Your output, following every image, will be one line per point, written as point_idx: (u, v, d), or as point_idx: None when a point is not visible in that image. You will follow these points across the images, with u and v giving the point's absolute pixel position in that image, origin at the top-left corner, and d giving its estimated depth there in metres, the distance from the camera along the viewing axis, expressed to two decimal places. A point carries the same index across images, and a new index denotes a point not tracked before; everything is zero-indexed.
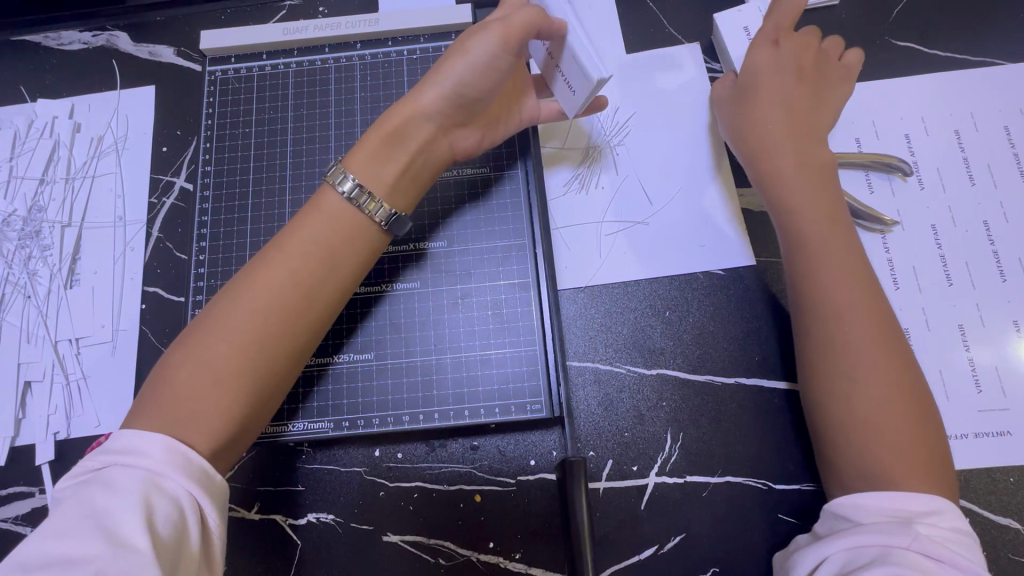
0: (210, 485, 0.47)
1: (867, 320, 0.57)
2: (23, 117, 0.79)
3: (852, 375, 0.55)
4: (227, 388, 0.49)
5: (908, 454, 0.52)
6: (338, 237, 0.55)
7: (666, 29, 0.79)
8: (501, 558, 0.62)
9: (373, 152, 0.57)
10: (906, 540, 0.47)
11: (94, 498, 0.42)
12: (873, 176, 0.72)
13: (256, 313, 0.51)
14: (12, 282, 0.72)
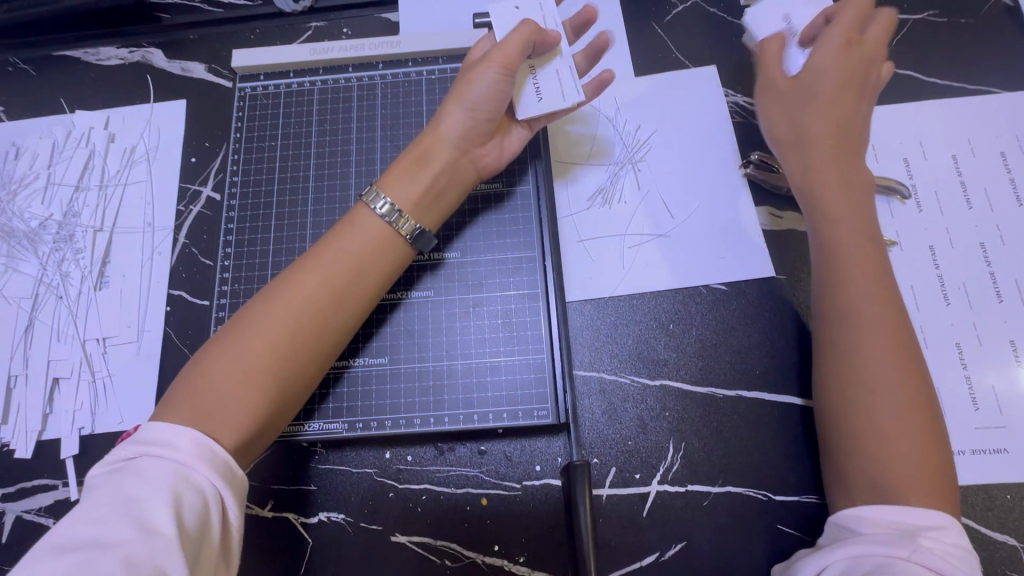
0: (233, 478, 0.49)
1: (888, 341, 0.58)
2: (61, 128, 0.83)
3: (867, 393, 0.57)
4: (256, 384, 0.52)
5: (916, 472, 0.53)
6: (369, 251, 0.59)
7: (674, 55, 0.83)
8: (506, 561, 0.64)
9: (407, 175, 0.61)
10: (906, 551, 0.48)
11: (125, 487, 0.44)
12: (872, 198, 0.74)
13: (290, 316, 0.54)
14: (45, 282, 0.76)
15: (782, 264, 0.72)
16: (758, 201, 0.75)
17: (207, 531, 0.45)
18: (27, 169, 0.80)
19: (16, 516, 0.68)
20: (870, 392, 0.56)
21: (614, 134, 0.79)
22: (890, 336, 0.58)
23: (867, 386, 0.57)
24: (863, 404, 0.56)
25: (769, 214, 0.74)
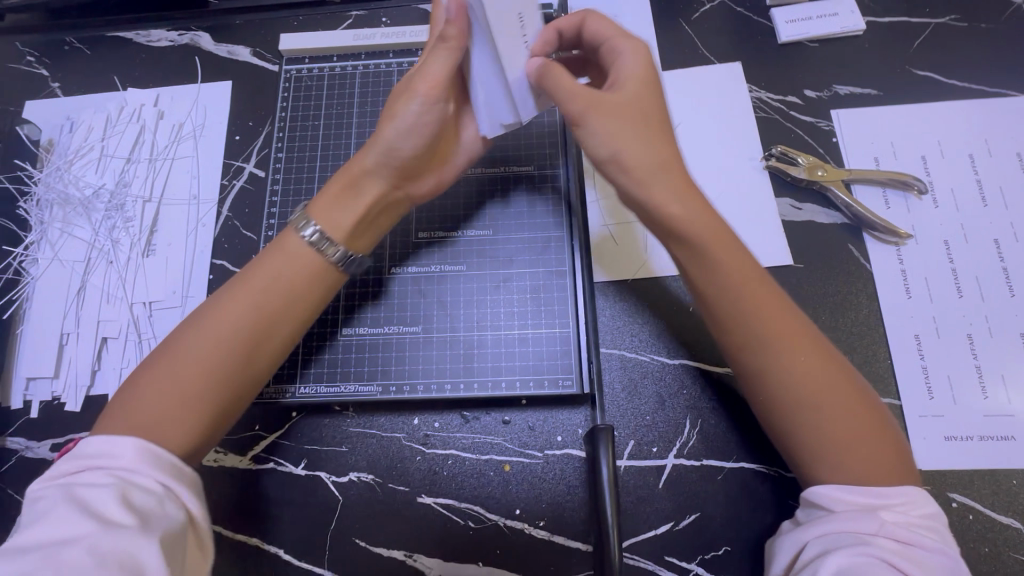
0: (182, 475, 0.52)
1: (807, 346, 0.56)
2: (115, 104, 0.87)
3: (808, 399, 0.55)
4: (189, 399, 0.54)
5: (869, 461, 0.53)
6: (304, 277, 0.61)
7: (700, 51, 0.86)
8: (526, 525, 0.67)
9: (331, 204, 0.62)
10: (873, 527, 0.50)
11: (75, 494, 0.46)
12: (889, 193, 0.77)
13: (192, 337, 0.56)
14: (97, 248, 0.80)
15: (800, 253, 0.75)
16: (778, 192, 0.78)
17: (172, 519, 0.48)
18: (82, 142, 0.85)
19: None
20: (805, 396, 0.55)
21: None
22: (808, 339, 0.57)
23: (805, 392, 0.55)
24: (808, 407, 0.55)
25: (788, 205, 0.77)
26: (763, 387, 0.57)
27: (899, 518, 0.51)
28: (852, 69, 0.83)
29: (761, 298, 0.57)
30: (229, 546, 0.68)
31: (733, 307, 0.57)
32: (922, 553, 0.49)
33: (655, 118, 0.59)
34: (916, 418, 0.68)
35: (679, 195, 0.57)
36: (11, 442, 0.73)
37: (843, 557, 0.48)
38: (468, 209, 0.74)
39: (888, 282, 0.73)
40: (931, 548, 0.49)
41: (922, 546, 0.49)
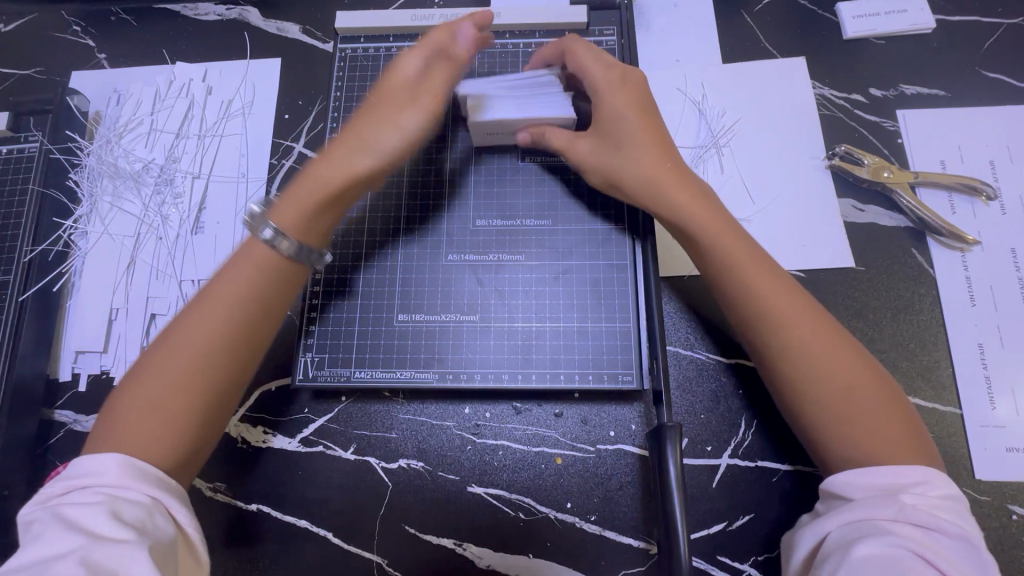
0: (170, 486, 0.52)
1: (818, 325, 0.57)
2: (163, 77, 0.86)
3: (820, 379, 0.55)
4: (172, 409, 0.54)
5: (886, 437, 0.53)
6: (268, 280, 0.60)
7: (763, 44, 0.84)
8: (578, 519, 0.67)
9: (299, 211, 0.61)
10: (893, 512, 0.48)
11: (65, 512, 0.47)
12: (955, 198, 0.75)
13: (167, 348, 0.56)
14: (147, 224, 0.79)
15: (862, 255, 0.74)
16: (841, 193, 0.76)
17: (161, 531, 0.49)
18: (132, 115, 0.84)
19: None
20: (817, 376, 0.55)
21: (702, 118, 0.80)
22: (819, 318, 0.58)
23: (818, 370, 0.55)
24: (818, 384, 0.55)
25: (850, 207, 0.76)
26: (776, 365, 0.58)
27: (922, 502, 0.49)
28: (920, 68, 0.81)
29: (764, 277, 0.59)
30: (279, 527, 0.68)
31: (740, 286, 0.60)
32: (945, 542, 0.46)
33: (635, 135, 0.64)
34: (977, 428, 0.67)
35: (669, 186, 0.62)
36: (59, 414, 0.73)
37: (865, 549, 0.46)
38: (525, 198, 0.72)
39: (951, 289, 0.72)
40: (954, 535, 0.47)
41: (946, 534, 0.47)
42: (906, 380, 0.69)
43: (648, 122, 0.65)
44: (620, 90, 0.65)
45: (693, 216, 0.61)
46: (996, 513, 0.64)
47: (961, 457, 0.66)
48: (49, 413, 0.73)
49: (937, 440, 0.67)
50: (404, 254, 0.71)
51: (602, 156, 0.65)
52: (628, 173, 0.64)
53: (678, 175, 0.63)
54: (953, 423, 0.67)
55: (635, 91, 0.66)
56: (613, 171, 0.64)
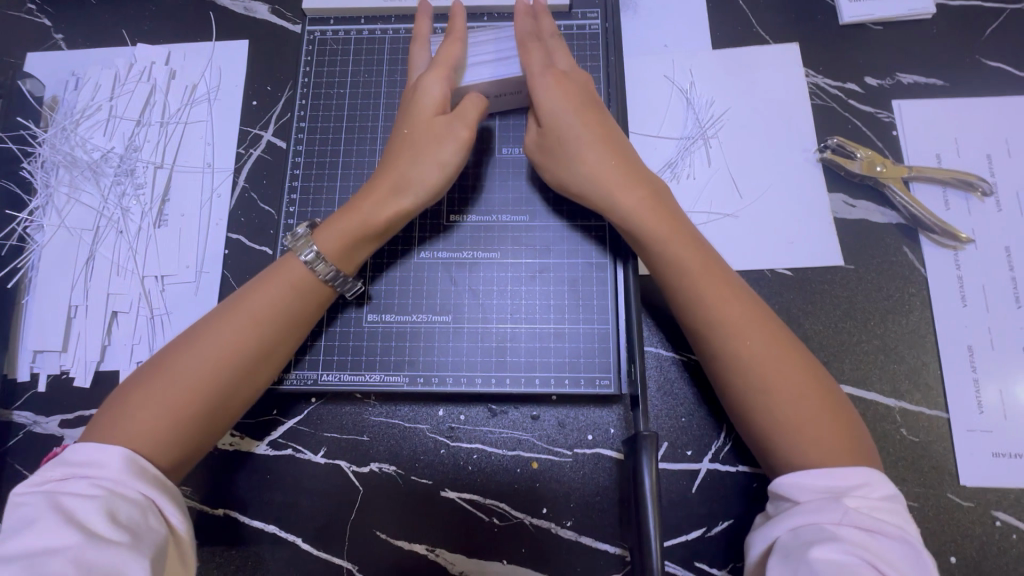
0: (165, 486, 0.51)
1: (760, 326, 0.56)
2: (123, 60, 0.81)
3: (762, 383, 0.54)
4: (180, 410, 0.53)
5: (821, 438, 0.52)
6: (294, 300, 0.59)
7: (755, 29, 0.79)
8: (553, 525, 0.65)
9: (338, 234, 0.60)
10: (836, 516, 0.47)
11: (63, 503, 0.46)
12: (950, 194, 0.72)
13: (186, 352, 0.55)
14: (106, 217, 0.75)
15: (852, 253, 0.71)
16: (833, 187, 0.73)
17: (155, 534, 0.47)
18: (89, 101, 0.79)
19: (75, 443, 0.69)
20: (760, 380, 0.54)
21: (689, 108, 0.77)
22: (762, 320, 0.56)
23: (759, 373, 0.54)
24: (762, 389, 0.54)
25: (841, 202, 0.73)
26: (720, 369, 0.57)
27: (866, 505, 0.48)
28: (918, 56, 0.77)
29: (707, 279, 0.57)
30: (246, 532, 0.66)
31: (684, 293, 0.58)
32: (887, 544, 0.45)
33: (579, 132, 0.61)
34: (963, 432, 0.65)
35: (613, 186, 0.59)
36: (18, 416, 0.71)
37: (813, 555, 0.45)
38: (502, 192, 0.69)
39: (942, 289, 0.69)
40: (894, 536, 0.46)
41: (886, 534, 0.46)
42: (894, 383, 0.67)
43: (592, 118, 0.62)
44: (559, 85, 0.62)
45: (636, 216, 0.59)
46: (978, 520, 0.63)
47: (946, 462, 0.65)
48: (7, 415, 0.71)
49: (922, 444, 0.65)
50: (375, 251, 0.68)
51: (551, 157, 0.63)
52: (571, 174, 0.61)
53: (631, 174, 0.60)
54: (940, 428, 0.66)
55: (569, 88, 0.62)
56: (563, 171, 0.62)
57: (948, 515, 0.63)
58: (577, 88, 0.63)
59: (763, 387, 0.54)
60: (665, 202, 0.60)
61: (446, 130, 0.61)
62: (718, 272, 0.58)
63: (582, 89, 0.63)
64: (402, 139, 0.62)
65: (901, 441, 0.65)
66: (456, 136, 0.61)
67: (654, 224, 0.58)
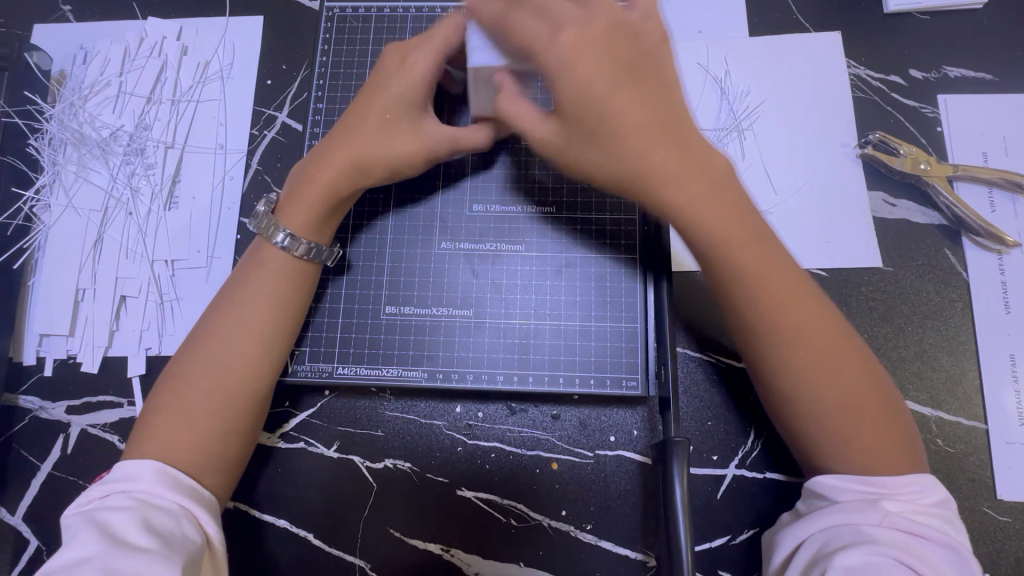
0: (200, 496, 0.51)
1: (812, 319, 0.51)
2: (133, 34, 0.78)
3: (812, 384, 0.50)
4: (197, 415, 0.53)
5: (876, 449, 0.49)
6: (290, 289, 0.59)
7: (794, 15, 0.75)
8: (572, 527, 0.63)
9: (303, 203, 0.59)
10: (877, 517, 0.46)
11: (101, 516, 0.46)
12: (996, 195, 0.69)
13: (199, 355, 0.55)
14: (115, 197, 0.73)
15: (891, 254, 0.68)
16: (873, 185, 0.70)
17: (189, 540, 0.47)
18: (98, 76, 0.76)
19: (82, 430, 0.68)
20: (810, 379, 0.50)
21: (723, 97, 0.73)
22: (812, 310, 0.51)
23: (810, 373, 0.50)
24: (812, 391, 0.50)
25: (881, 200, 0.69)
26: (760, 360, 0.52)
27: (906, 509, 0.46)
28: (966, 48, 0.73)
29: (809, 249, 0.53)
30: (255, 526, 0.64)
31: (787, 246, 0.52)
32: (932, 548, 0.44)
33: None
34: (1002, 445, 0.63)
35: None
36: (23, 400, 0.69)
37: (851, 551, 0.43)
38: (527, 181, 0.66)
39: (984, 294, 0.66)
40: (936, 540, 0.45)
41: (928, 538, 0.45)
42: (930, 391, 0.65)
43: None
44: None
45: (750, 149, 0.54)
46: (1016, 536, 0.61)
47: (983, 475, 0.62)
48: (13, 399, 0.69)
49: (959, 457, 0.63)
50: (393, 241, 0.66)
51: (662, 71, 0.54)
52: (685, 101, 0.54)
53: None
54: (977, 439, 0.63)
55: None
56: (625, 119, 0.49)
57: (983, 531, 0.61)
58: None
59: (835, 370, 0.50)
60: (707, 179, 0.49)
61: (417, 124, 0.60)
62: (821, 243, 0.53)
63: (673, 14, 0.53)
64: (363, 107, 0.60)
65: (936, 452, 0.63)
66: (429, 135, 0.59)
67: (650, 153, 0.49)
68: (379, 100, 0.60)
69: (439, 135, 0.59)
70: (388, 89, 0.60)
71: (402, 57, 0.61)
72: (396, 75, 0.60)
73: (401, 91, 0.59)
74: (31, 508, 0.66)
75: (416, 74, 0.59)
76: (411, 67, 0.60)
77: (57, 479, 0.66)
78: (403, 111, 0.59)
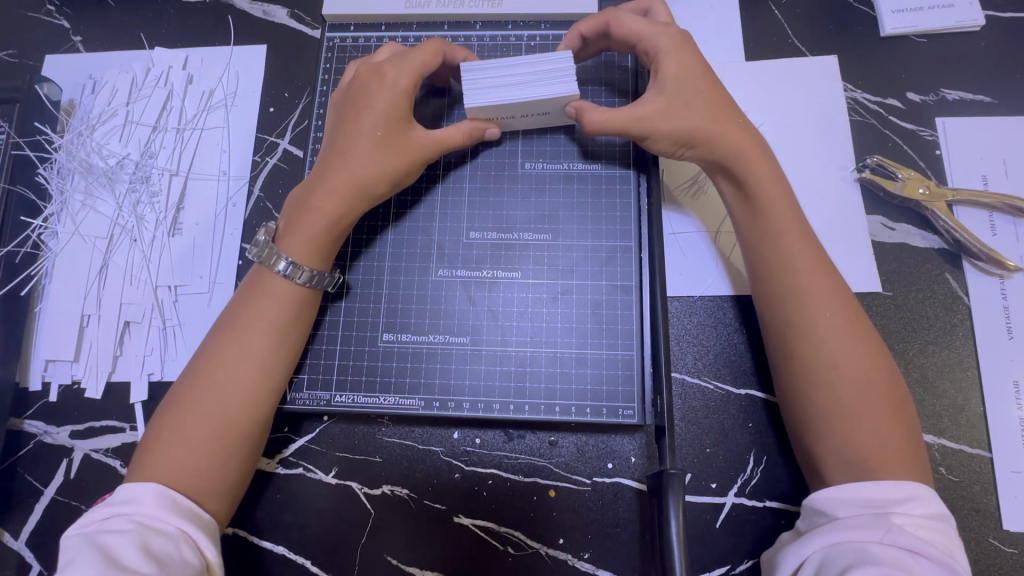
0: (200, 520, 0.52)
1: (835, 308, 0.55)
2: (140, 64, 0.80)
3: (829, 360, 0.53)
4: (198, 439, 0.54)
5: (887, 448, 0.50)
6: (291, 317, 0.59)
7: (790, 40, 0.76)
8: (569, 556, 0.63)
9: (304, 233, 0.60)
10: (879, 533, 0.45)
11: (101, 537, 0.46)
12: (997, 218, 0.68)
13: (201, 383, 0.56)
14: (121, 224, 0.74)
15: (891, 278, 0.67)
16: (872, 211, 0.70)
17: (187, 564, 0.47)
18: (105, 105, 0.78)
19: (85, 455, 0.68)
20: (816, 403, 0.53)
21: None
22: (837, 292, 0.55)
23: (830, 348, 0.53)
24: (829, 369, 0.53)
25: (881, 225, 0.69)
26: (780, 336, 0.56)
27: (911, 523, 0.45)
28: (964, 71, 0.73)
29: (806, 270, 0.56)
30: (254, 552, 0.65)
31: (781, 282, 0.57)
32: (930, 566, 0.42)
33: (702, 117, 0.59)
34: (1007, 474, 0.62)
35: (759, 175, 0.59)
36: (29, 425, 0.70)
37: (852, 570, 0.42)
38: (523, 209, 0.67)
39: (987, 318, 0.66)
40: (939, 562, 0.42)
41: (931, 558, 0.43)
42: (933, 418, 0.64)
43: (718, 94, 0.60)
44: (678, 52, 0.60)
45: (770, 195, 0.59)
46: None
47: (989, 505, 0.61)
48: (19, 424, 0.70)
49: (963, 486, 0.62)
50: (391, 268, 0.66)
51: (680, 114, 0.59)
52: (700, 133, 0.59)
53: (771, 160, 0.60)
54: (982, 468, 0.62)
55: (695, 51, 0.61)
56: (682, 124, 0.59)
57: (989, 562, 0.60)
58: (692, 60, 0.60)
59: (831, 390, 0.52)
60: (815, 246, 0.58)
61: (407, 140, 0.61)
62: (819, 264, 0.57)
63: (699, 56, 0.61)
64: (352, 134, 0.61)
65: (940, 480, 0.62)
66: (419, 147, 0.61)
67: (757, 176, 0.59)
68: (364, 119, 0.61)
69: (426, 142, 0.61)
70: (373, 108, 0.61)
71: (379, 75, 0.62)
72: (376, 92, 0.61)
73: (388, 109, 0.61)
74: (34, 533, 0.67)
75: (399, 91, 0.61)
76: (391, 84, 0.61)
77: (60, 504, 0.67)
78: (394, 126, 0.61)
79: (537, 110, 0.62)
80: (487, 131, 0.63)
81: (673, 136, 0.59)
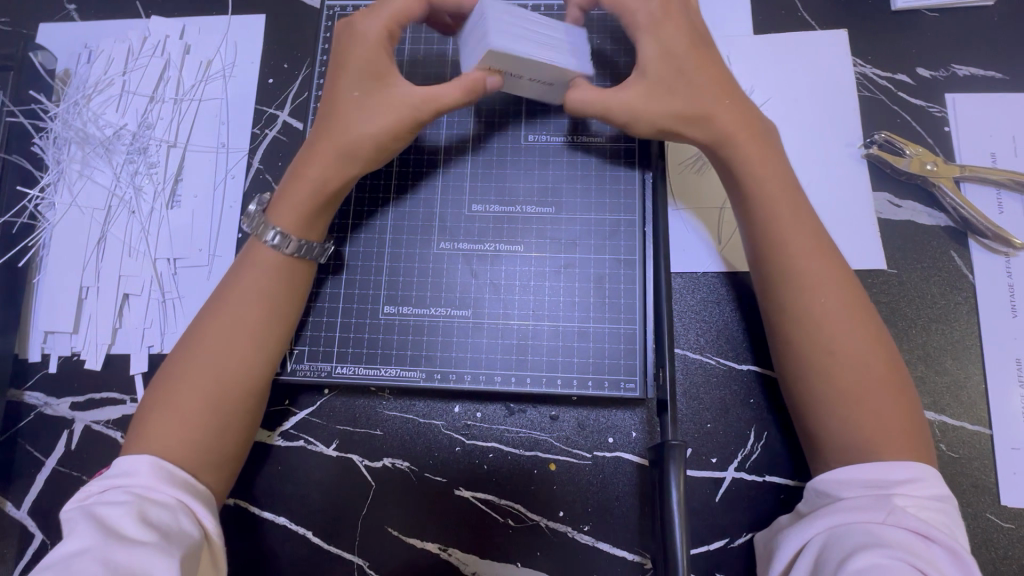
0: (196, 491, 0.52)
1: (829, 284, 0.54)
2: (137, 33, 0.78)
3: (824, 335, 0.53)
4: (193, 410, 0.54)
5: (885, 421, 0.50)
6: (287, 288, 0.59)
7: (800, 13, 0.74)
8: (569, 528, 0.63)
9: (293, 203, 0.59)
10: (883, 514, 0.45)
11: (99, 509, 0.46)
12: (1005, 196, 0.68)
13: (196, 355, 0.56)
14: (118, 195, 0.74)
15: (896, 256, 0.67)
16: (880, 188, 0.69)
17: (186, 534, 0.47)
18: (101, 74, 0.77)
19: (86, 426, 0.68)
20: (813, 380, 0.53)
21: None
22: (831, 268, 0.55)
23: (822, 324, 0.53)
24: (826, 351, 0.53)
25: (887, 202, 0.68)
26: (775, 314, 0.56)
27: (914, 505, 0.46)
28: (976, 46, 0.72)
29: (800, 246, 0.56)
30: (255, 523, 0.65)
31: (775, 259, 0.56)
32: (936, 552, 0.43)
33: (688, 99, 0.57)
34: (1007, 450, 0.62)
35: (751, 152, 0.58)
36: (29, 397, 0.70)
37: (860, 554, 0.42)
38: (526, 182, 0.66)
39: (991, 297, 0.65)
40: (943, 545, 0.43)
41: (936, 541, 0.43)
42: (934, 395, 0.64)
43: (703, 70, 0.58)
44: (656, 29, 0.59)
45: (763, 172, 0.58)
46: (1020, 542, 0.60)
47: (988, 481, 0.61)
48: (19, 395, 0.70)
49: (963, 462, 0.62)
50: (392, 241, 0.66)
51: (658, 97, 0.58)
52: (686, 113, 0.57)
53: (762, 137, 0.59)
54: (982, 445, 0.62)
55: (676, 27, 0.59)
56: (664, 110, 0.57)
57: (987, 537, 0.60)
58: (672, 37, 0.58)
59: (825, 366, 0.52)
60: (814, 227, 0.57)
61: (387, 93, 0.58)
62: (812, 239, 0.56)
63: (682, 30, 0.59)
64: (334, 96, 0.59)
65: (940, 457, 0.62)
66: (401, 98, 0.57)
67: (752, 158, 0.58)
68: (345, 79, 0.59)
69: (411, 94, 0.57)
70: (350, 68, 0.59)
71: (354, 29, 0.59)
72: (353, 48, 0.59)
73: (366, 63, 0.58)
74: (36, 502, 0.67)
75: (374, 42, 0.58)
76: (364, 39, 0.58)
77: (61, 474, 0.67)
78: (373, 82, 0.58)
79: (541, 79, 0.60)
80: (488, 80, 0.57)
81: (655, 121, 0.58)
